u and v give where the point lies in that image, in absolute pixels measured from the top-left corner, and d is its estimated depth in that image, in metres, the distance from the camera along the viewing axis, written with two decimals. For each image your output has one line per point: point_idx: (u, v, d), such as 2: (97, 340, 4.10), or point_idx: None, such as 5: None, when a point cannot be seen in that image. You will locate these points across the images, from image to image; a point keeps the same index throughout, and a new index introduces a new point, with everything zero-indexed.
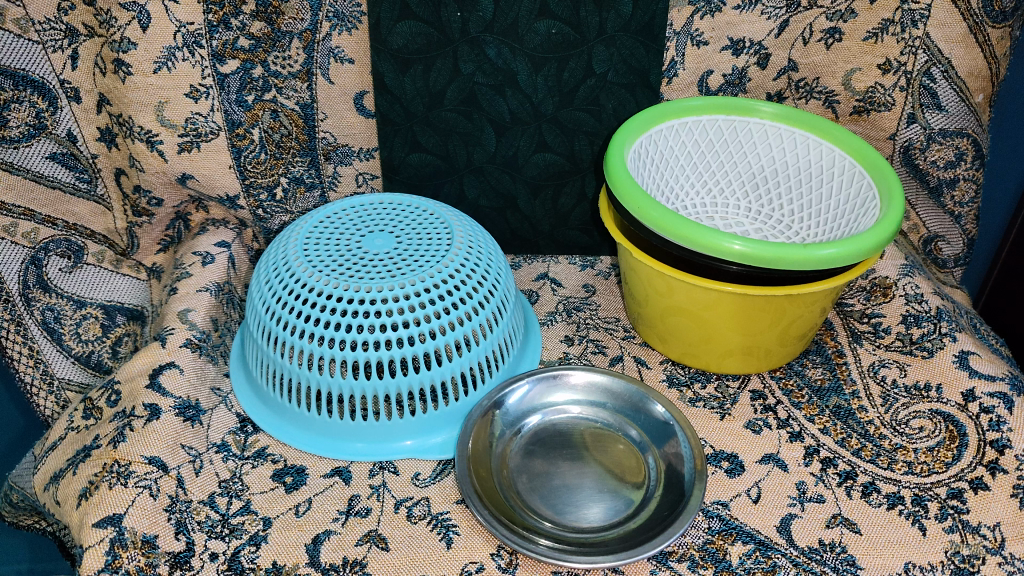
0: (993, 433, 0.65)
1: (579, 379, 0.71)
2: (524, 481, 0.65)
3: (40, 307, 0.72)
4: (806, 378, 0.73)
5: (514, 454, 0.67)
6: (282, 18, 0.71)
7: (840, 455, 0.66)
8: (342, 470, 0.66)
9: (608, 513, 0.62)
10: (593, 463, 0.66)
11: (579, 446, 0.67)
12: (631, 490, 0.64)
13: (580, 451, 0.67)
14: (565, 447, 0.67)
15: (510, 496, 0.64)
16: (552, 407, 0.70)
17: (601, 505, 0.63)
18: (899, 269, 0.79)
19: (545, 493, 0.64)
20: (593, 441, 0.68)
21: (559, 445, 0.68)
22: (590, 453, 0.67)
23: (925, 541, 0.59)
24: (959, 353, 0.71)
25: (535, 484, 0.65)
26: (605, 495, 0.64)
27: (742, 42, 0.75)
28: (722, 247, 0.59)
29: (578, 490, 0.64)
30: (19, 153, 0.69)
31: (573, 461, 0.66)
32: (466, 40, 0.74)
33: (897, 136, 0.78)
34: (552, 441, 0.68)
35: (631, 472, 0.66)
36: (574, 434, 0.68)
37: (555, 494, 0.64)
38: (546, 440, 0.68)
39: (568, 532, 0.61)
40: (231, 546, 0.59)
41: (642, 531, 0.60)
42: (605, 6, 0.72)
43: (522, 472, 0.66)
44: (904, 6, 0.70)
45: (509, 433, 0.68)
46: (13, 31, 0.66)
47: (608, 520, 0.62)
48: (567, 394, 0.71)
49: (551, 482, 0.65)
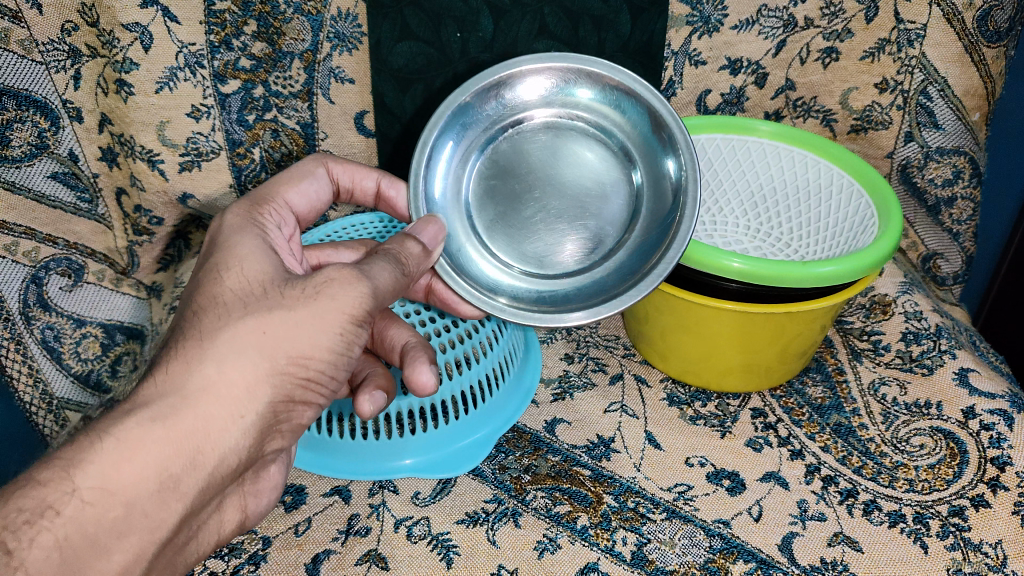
0: (994, 450, 0.65)
1: (523, 78, 0.58)
2: (508, 228, 0.62)
3: (40, 325, 0.73)
4: (807, 396, 0.73)
5: (478, 201, 0.62)
6: (283, 38, 0.73)
7: (841, 473, 0.66)
8: (342, 489, 0.66)
9: (598, 233, 0.61)
10: (576, 189, 0.62)
11: (550, 167, 0.62)
12: (619, 218, 0.61)
13: (553, 172, 0.62)
14: (538, 172, 0.62)
15: (488, 250, 0.61)
16: (504, 121, 0.60)
17: (588, 229, 0.61)
18: (898, 287, 0.81)
19: (530, 230, 0.62)
20: (563, 153, 0.62)
21: (532, 177, 0.62)
22: (563, 170, 0.62)
23: (927, 559, 0.59)
24: (959, 370, 0.72)
25: (520, 226, 0.62)
26: (592, 217, 0.62)
27: (740, 61, 0.76)
28: (722, 264, 0.60)
29: (562, 215, 0.62)
30: (21, 171, 0.69)
31: (549, 185, 0.62)
32: (465, 60, 0.74)
33: (895, 154, 0.78)
34: (521, 172, 0.62)
35: (610, 181, 0.62)
36: (542, 158, 0.61)
37: (542, 226, 0.62)
38: (506, 169, 0.61)
39: (562, 278, 0.61)
40: (230, 565, 0.60)
41: (638, 262, 0.58)
42: (604, 27, 0.73)
43: (495, 217, 0.62)
44: (900, 26, 0.71)
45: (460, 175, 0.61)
46: (16, 52, 0.66)
47: (608, 253, 0.61)
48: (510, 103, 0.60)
49: (536, 219, 0.62)
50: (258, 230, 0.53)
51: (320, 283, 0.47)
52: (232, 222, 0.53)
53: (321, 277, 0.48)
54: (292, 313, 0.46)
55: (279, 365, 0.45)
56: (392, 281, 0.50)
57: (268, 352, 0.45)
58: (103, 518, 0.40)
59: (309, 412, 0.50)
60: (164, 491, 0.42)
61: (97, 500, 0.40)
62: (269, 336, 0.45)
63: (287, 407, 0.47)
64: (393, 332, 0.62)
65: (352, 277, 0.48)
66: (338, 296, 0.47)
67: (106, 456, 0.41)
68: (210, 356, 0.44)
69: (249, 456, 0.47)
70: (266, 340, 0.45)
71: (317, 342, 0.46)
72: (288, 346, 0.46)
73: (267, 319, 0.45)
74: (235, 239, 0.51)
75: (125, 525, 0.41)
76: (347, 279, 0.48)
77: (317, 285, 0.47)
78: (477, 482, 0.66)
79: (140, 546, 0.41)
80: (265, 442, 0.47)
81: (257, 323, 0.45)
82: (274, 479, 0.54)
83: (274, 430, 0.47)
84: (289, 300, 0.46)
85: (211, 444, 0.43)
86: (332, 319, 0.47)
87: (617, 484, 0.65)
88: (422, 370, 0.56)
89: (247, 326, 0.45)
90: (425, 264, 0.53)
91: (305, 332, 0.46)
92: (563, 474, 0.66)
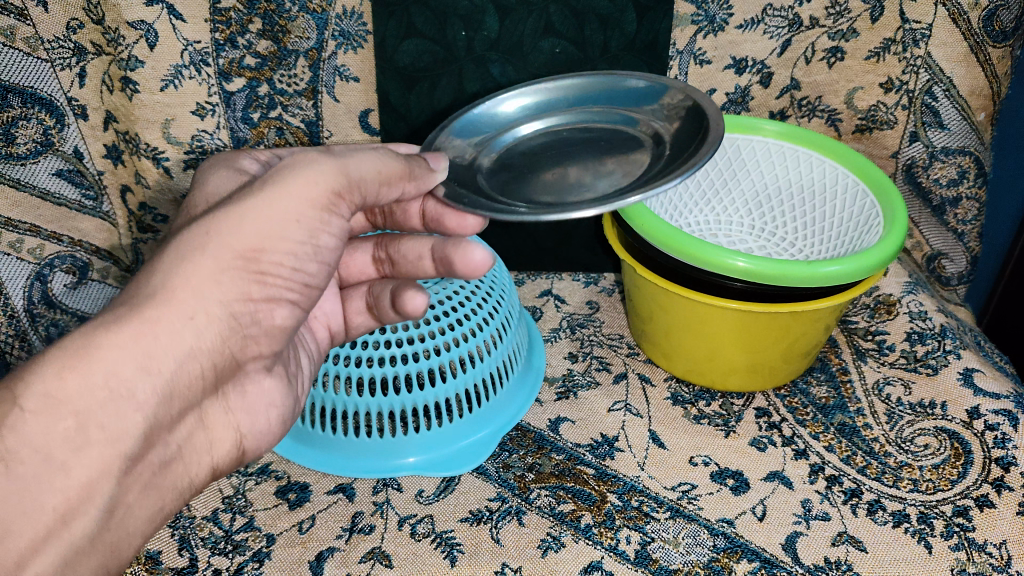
0: (998, 451, 0.65)
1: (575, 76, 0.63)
2: (513, 187, 0.56)
3: (45, 322, 0.76)
4: (811, 396, 0.73)
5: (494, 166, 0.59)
6: (289, 36, 0.72)
7: (846, 472, 0.66)
8: (346, 487, 0.66)
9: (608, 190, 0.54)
10: (595, 165, 0.58)
11: (573, 151, 0.59)
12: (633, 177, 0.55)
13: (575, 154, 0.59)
14: (563, 151, 0.59)
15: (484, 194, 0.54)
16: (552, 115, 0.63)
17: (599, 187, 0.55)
18: (903, 287, 0.81)
19: (534, 188, 0.56)
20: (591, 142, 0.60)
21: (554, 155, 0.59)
22: (586, 153, 0.59)
23: (931, 560, 0.59)
24: (964, 370, 0.72)
25: (525, 186, 0.56)
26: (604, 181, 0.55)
27: (745, 60, 0.76)
28: (726, 264, 0.60)
29: (573, 181, 0.56)
30: (25, 169, 0.70)
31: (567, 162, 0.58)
32: (471, 59, 0.74)
33: (900, 154, 0.79)
34: (546, 153, 0.60)
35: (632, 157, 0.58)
36: (568, 147, 0.60)
37: (548, 187, 0.56)
38: (532, 153, 0.60)
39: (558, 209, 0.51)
40: (234, 562, 0.60)
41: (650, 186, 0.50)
42: (610, 26, 0.73)
43: (504, 176, 0.57)
44: (906, 26, 0.71)
45: (475, 150, 0.60)
46: (22, 50, 0.66)
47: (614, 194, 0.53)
48: (564, 89, 0.63)
49: (545, 177, 0.57)
50: (236, 167, 0.52)
51: (273, 175, 0.46)
52: (216, 160, 0.54)
53: (276, 171, 0.46)
54: (241, 205, 0.44)
55: (233, 261, 0.44)
56: (364, 169, 0.48)
57: (220, 246, 0.43)
58: (53, 431, 0.38)
59: (280, 311, 0.47)
60: (118, 400, 0.40)
61: (40, 411, 0.38)
62: (218, 232, 0.43)
63: (247, 307, 0.45)
64: (409, 243, 0.59)
65: (309, 160, 0.46)
66: (294, 187, 0.45)
67: (81, 404, 0.38)
68: (161, 266, 0.42)
69: (216, 360, 0.45)
70: (215, 240, 0.43)
71: (270, 232, 0.45)
72: (238, 239, 0.44)
73: (215, 220, 0.44)
74: (211, 174, 0.52)
75: (82, 439, 0.39)
76: (304, 163, 0.46)
77: (270, 177, 0.46)
78: (481, 480, 0.66)
79: (103, 460, 0.39)
80: (233, 347, 0.46)
81: (203, 225, 0.43)
82: (271, 396, 0.51)
83: (242, 335, 0.46)
84: (241, 197, 0.45)
85: (162, 347, 0.42)
86: (287, 205, 0.45)
87: (621, 483, 0.65)
88: (474, 245, 0.52)
89: (195, 229, 0.43)
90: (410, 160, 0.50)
91: (254, 222, 0.44)
92: (567, 473, 0.66)
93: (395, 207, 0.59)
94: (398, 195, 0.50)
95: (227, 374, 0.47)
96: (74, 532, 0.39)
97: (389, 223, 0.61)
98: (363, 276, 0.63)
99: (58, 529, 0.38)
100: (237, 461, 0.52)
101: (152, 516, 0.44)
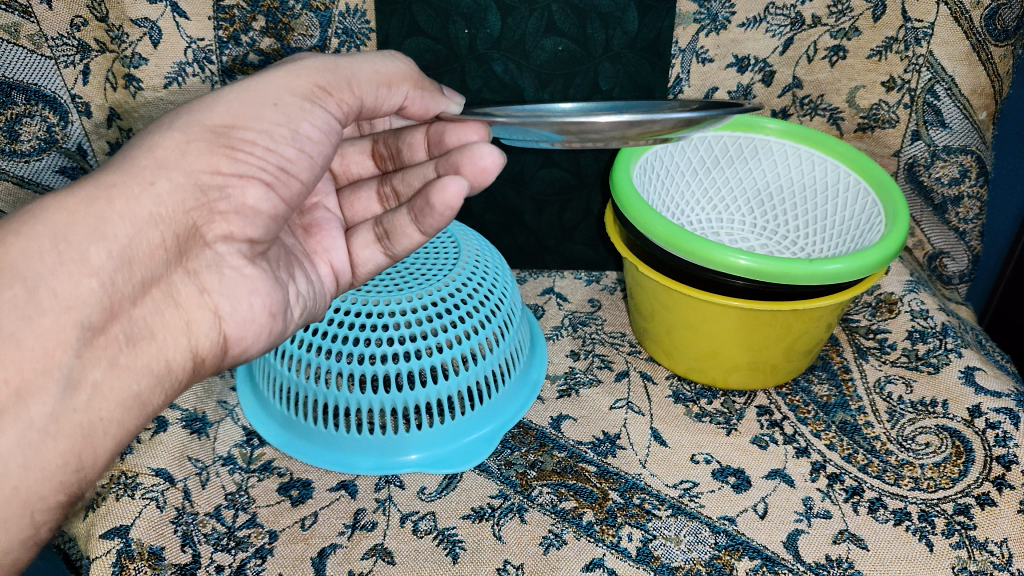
0: (1000, 449, 0.65)
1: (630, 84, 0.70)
2: None
3: None
4: (813, 394, 0.73)
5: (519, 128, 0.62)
6: (292, 34, 0.73)
7: (847, 470, 0.66)
8: (348, 483, 0.66)
9: None
10: None
11: None
12: None
13: None
14: None
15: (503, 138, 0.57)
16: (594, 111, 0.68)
17: None
18: (904, 286, 0.81)
19: None
20: None
21: None
22: None
23: (932, 558, 0.59)
24: (965, 369, 0.72)
25: None
26: None
27: (747, 59, 0.76)
28: (728, 262, 0.60)
29: None
30: (30, 167, 0.69)
31: None
32: (473, 57, 0.75)
33: (902, 153, 0.79)
34: None
35: None
36: None
37: None
38: None
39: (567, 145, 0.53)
40: (237, 558, 0.60)
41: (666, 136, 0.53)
42: (612, 24, 0.73)
43: None
44: (908, 24, 0.71)
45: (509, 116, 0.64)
46: (26, 47, 0.66)
47: None
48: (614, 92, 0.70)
49: None
50: None
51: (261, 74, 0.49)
52: None
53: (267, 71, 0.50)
54: (218, 94, 0.47)
55: (197, 134, 0.45)
56: (348, 61, 0.50)
57: (188, 125, 0.46)
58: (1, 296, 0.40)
59: (252, 191, 0.47)
60: (69, 265, 0.42)
61: None
62: (189, 116, 0.46)
63: (215, 181, 0.46)
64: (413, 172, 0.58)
65: (289, 61, 0.50)
66: (268, 76, 0.48)
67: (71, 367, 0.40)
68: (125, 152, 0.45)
69: (180, 235, 0.45)
70: (180, 123, 0.46)
71: (238, 109, 0.46)
72: (204, 116, 0.46)
73: (187, 111, 0.47)
74: None
75: (49, 342, 0.41)
76: (289, 63, 0.49)
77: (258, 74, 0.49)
78: (483, 478, 0.66)
79: (59, 329, 0.41)
80: (199, 219, 0.46)
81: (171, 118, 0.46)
82: (253, 283, 0.49)
83: (209, 209, 0.46)
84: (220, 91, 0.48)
85: (116, 214, 0.43)
86: (258, 91, 0.47)
87: (623, 480, 0.65)
88: (479, 148, 0.50)
89: (166, 119, 0.47)
90: (388, 55, 0.52)
91: (224, 101, 0.46)
92: (569, 470, 0.66)
93: (402, 142, 0.60)
94: (398, 99, 0.53)
95: (196, 250, 0.47)
96: (31, 413, 0.40)
97: (397, 163, 0.62)
98: (368, 215, 0.61)
99: (12, 405, 0.40)
100: (223, 353, 0.50)
101: (125, 401, 0.44)
